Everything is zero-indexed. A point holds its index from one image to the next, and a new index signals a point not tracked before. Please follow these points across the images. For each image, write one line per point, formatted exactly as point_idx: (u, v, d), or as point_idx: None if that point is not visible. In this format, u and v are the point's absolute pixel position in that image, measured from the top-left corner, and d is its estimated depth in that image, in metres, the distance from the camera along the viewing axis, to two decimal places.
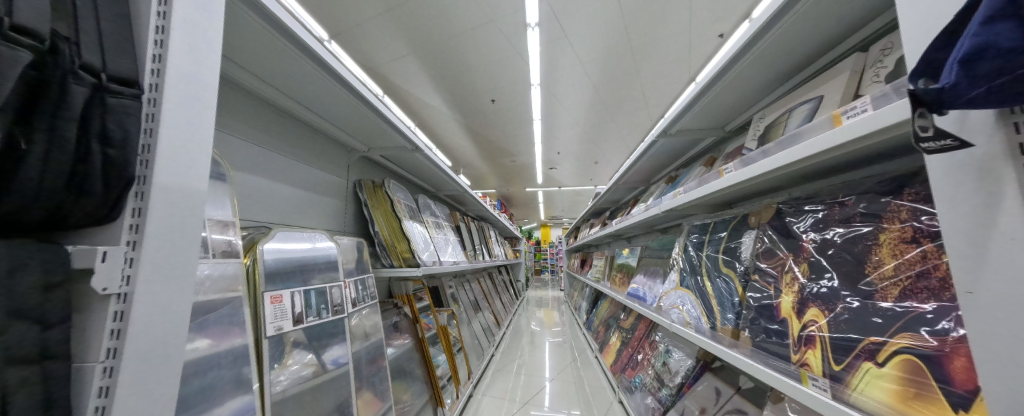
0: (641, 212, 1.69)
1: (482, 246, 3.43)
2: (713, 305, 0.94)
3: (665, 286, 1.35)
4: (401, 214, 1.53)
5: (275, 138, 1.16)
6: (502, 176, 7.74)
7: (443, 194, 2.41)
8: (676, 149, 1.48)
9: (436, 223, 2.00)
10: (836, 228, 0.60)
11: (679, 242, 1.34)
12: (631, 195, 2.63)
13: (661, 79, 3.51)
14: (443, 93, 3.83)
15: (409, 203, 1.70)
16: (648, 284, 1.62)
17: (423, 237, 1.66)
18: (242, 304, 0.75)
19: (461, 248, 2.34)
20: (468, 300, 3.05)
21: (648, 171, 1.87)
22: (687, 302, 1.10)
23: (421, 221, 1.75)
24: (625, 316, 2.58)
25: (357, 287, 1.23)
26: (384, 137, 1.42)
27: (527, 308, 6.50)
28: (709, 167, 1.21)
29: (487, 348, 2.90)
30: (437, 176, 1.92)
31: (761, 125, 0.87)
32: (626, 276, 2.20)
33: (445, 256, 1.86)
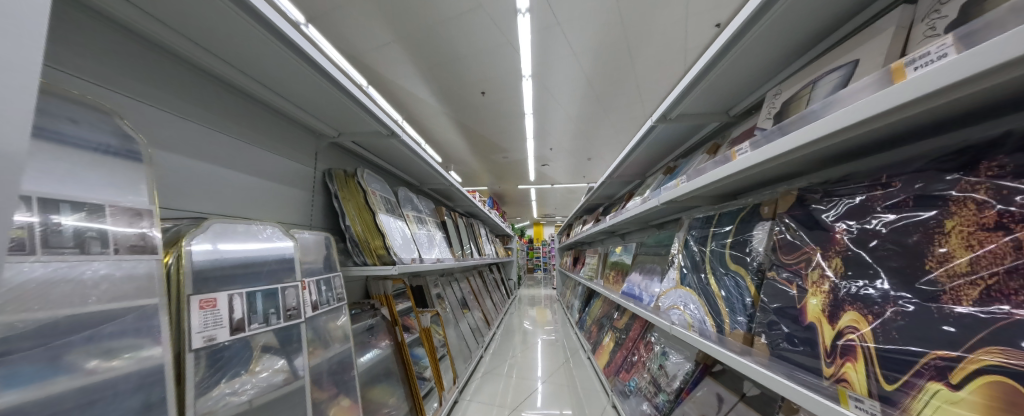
0: (636, 206, 1.58)
1: (471, 243, 3.30)
2: (720, 306, 0.85)
3: (664, 284, 1.25)
4: (376, 207, 1.38)
5: (231, 123, 1.01)
6: (494, 173, 7.61)
7: (427, 188, 2.27)
8: (674, 137, 1.38)
9: (418, 218, 1.85)
10: (879, 214, 0.49)
11: (679, 237, 1.24)
12: (626, 190, 2.53)
13: (656, 71, 3.43)
14: (431, 84, 3.67)
15: (387, 195, 1.55)
16: (644, 282, 1.53)
17: (401, 232, 1.51)
18: (155, 313, 0.59)
19: (446, 245, 2.21)
20: (456, 300, 2.93)
21: (644, 163, 1.77)
22: (690, 302, 1.00)
23: (400, 215, 1.60)
24: (618, 315, 2.49)
25: (320, 288, 1.09)
26: (358, 124, 1.27)
27: (519, 307, 6.41)
28: (713, 155, 1.10)
29: (475, 350, 2.78)
30: (419, 167, 1.77)
31: (777, 102, 0.76)
32: (620, 274, 2.09)
33: (427, 253, 1.72)
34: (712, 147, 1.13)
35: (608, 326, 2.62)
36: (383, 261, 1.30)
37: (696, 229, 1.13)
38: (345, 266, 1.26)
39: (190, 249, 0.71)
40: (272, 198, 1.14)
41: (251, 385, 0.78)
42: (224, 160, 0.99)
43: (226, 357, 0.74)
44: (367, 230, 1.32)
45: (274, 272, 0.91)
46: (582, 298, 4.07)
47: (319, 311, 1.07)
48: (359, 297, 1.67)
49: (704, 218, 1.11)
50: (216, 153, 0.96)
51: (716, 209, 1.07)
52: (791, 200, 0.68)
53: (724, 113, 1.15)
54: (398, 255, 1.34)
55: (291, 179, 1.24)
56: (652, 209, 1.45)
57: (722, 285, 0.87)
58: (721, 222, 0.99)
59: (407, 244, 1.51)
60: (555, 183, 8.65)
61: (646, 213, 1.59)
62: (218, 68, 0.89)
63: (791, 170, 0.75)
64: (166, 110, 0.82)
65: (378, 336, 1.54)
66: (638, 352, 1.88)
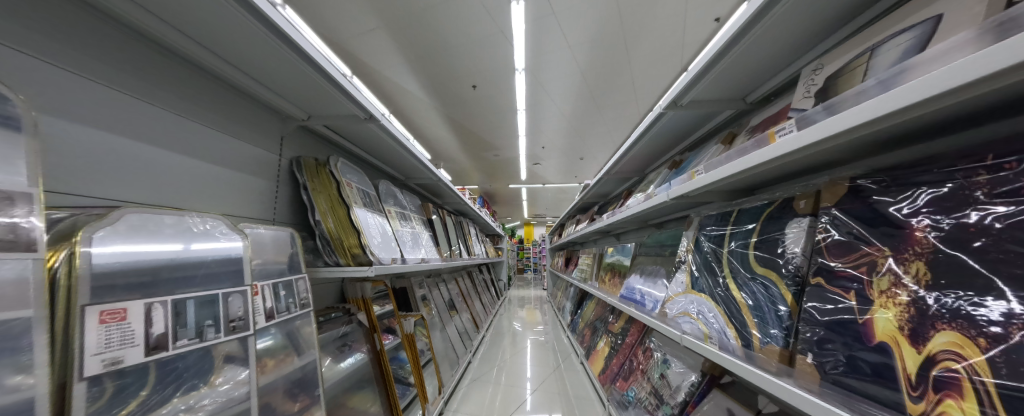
0: (639, 203, 1.45)
1: (460, 242, 3.14)
2: (745, 316, 0.74)
3: (670, 288, 1.15)
4: (352, 200, 1.21)
5: (178, 97, 0.85)
6: (484, 171, 7.44)
7: (412, 183, 2.11)
8: (682, 128, 1.27)
9: (401, 215, 1.68)
10: (989, 206, 0.38)
11: (688, 237, 1.14)
12: (622, 188, 2.43)
13: (652, 67, 3.37)
14: (420, 75, 3.49)
15: (365, 187, 1.37)
16: (646, 284, 1.42)
17: (381, 229, 1.34)
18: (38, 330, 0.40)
19: (432, 244, 2.04)
20: (444, 302, 2.77)
21: (646, 157, 1.66)
22: (705, 310, 0.90)
23: (380, 210, 1.43)
24: (613, 319, 2.39)
25: (277, 293, 0.91)
26: (331, 105, 1.12)
27: (508, 308, 6.27)
28: (728, 145, 1.00)
29: (463, 356, 2.63)
30: (402, 159, 1.61)
31: (818, 79, 0.65)
32: (619, 275, 1.98)
33: (410, 253, 1.55)
34: (729, 136, 1.02)
35: (603, 330, 2.52)
36: (357, 261, 1.13)
37: (710, 228, 1.03)
38: (311, 266, 1.08)
39: (87, 251, 0.53)
40: (227, 188, 0.98)
41: (212, 400, 0.66)
42: (171, 141, 0.82)
43: (177, 373, 0.62)
44: (341, 226, 1.15)
45: (215, 276, 0.73)
46: (574, 300, 3.97)
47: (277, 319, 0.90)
48: (333, 300, 1.48)
49: (719, 215, 1.01)
50: (159, 131, 0.79)
51: (733, 205, 0.96)
52: (843, 191, 0.57)
53: (741, 100, 1.06)
54: (377, 255, 1.18)
55: (251, 166, 1.07)
56: (657, 207, 1.33)
57: (746, 291, 0.77)
58: (741, 219, 0.88)
59: (388, 243, 1.35)
60: (546, 183, 8.56)
61: (648, 210, 1.47)
62: (151, 26, 0.72)
63: (836, 156, 0.65)
64: (83, 73, 0.66)
65: (354, 345, 1.37)
66: (635, 360, 1.79)
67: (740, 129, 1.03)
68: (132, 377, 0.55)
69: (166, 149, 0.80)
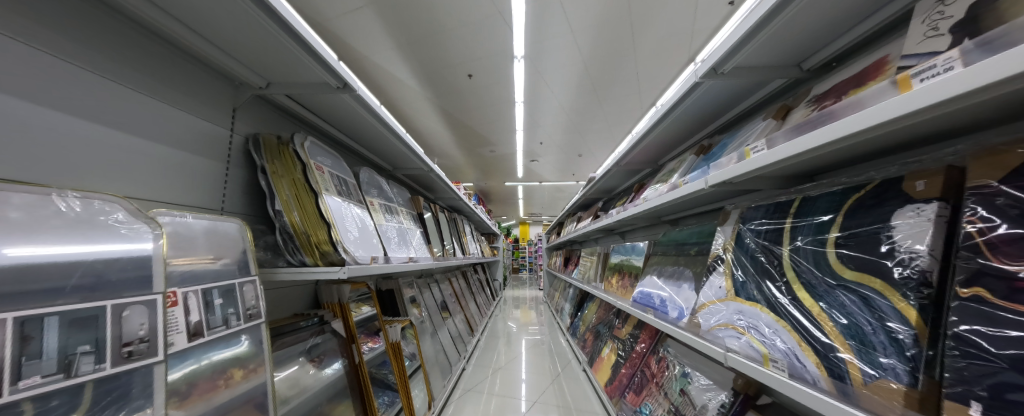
0: (660, 194, 1.26)
1: (454, 240, 2.94)
2: (832, 336, 0.57)
3: (702, 293, 0.97)
4: (321, 187, 0.98)
5: (57, 36, 0.59)
6: (480, 168, 7.24)
7: (398, 171, 1.89)
8: (715, 105, 1.09)
9: (386, 207, 1.46)
10: None
11: (726, 232, 0.97)
12: (630, 182, 2.25)
13: (659, 55, 3.21)
14: (412, 63, 3.27)
15: (340, 173, 1.15)
16: (668, 288, 1.24)
17: (359, 222, 1.12)
18: None
19: (422, 241, 1.83)
20: (436, 305, 2.57)
21: (665, 143, 1.47)
22: (760, 324, 0.73)
23: (359, 201, 1.21)
24: (620, 323, 2.22)
25: (211, 304, 0.64)
26: (291, 69, 0.88)
27: (503, 309, 6.10)
28: (782, 121, 0.82)
29: (456, 362, 2.44)
30: (384, 141, 1.39)
31: (958, 12, 0.48)
32: (631, 276, 1.79)
33: (394, 252, 1.34)
34: (782, 109, 0.85)
35: (608, 336, 2.35)
36: (327, 260, 0.91)
37: (756, 221, 0.85)
38: (263, 267, 0.85)
39: None
40: (161, 169, 0.75)
41: None
42: (78, 102, 0.61)
43: (118, 391, 0.45)
44: (308, 217, 0.92)
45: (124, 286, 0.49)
46: (573, 302, 3.80)
47: (207, 339, 0.62)
48: (305, 306, 1.25)
49: (771, 204, 0.83)
50: (54, 85, 0.58)
51: (793, 194, 0.78)
52: (1018, 160, 0.39)
53: (795, 68, 0.88)
54: (353, 253, 0.97)
55: (195, 143, 0.84)
56: (685, 199, 1.14)
57: (829, 302, 0.60)
58: (810, 209, 0.71)
59: (368, 238, 1.14)
60: (543, 181, 8.39)
61: (669, 204, 1.29)
62: None
63: (977, 114, 0.47)
64: None
65: (326, 359, 1.14)
66: (648, 372, 1.62)
67: (794, 102, 0.85)
68: (62, 397, 0.40)
69: (68, 108, 0.59)
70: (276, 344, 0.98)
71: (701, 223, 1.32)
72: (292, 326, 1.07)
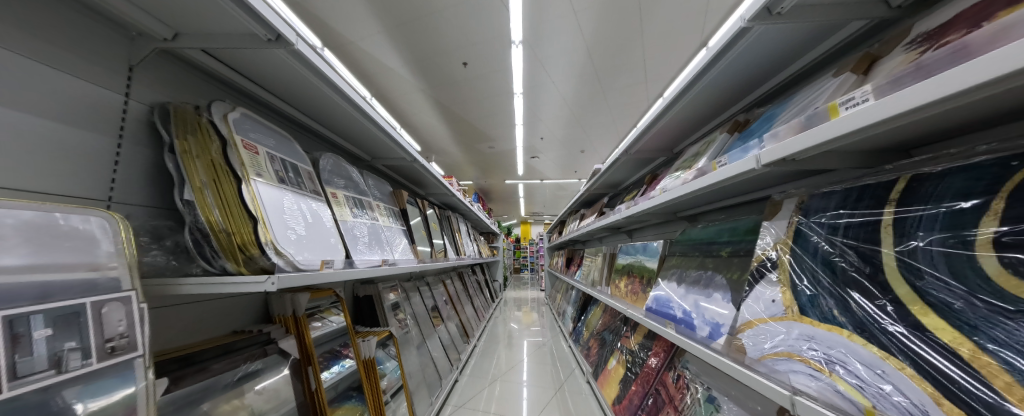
0: (682, 182, 1.02)
1: (447, 240, 2.72)
2: (1014, 400, 0.34)
3: (745, 306, 0.75)
4: (250, 171, 0.75)
5: None
6: (478, 165, 7.00)
7: (376, 161, 1.66)
8: (759, 65, 0.85)
9: (355, 201, 1.23)
10: None
11: (776, 227, 0.74)
12: (639, 174, 2.01)
13: (668, 38, 2.97)
14: (402, 49, 3.06)
15: (287, 157, 0.92)
16: (693, 297, 1.01)
17: (310, 217, 0.89)
18: None
19: (405, 241, 1.61)
20: (425, 311, 2.34)
21: (685, 122, 1.24)
22: (851, 360, 0.49)
23: (314, 192, 0.99)
24: (630, 332, 2.00)
25: (34, 336, 0.42)
26: (198, 16, 0.64)
27: (503, 310, 5.89)
28: (870, 74, 0.59)
29: (448, 374, 2.22)
30: (349, 120, 1.16)
31: None
32: (642, 279, 1.56)
33: (362, 254, 1.11)
34: (864, 60, 0.62)
35: (616, 346, 2.12)
36: (253, 268, 0.69)
37: (829, 213, 0.62)
38: (149, 278, 0.61)
39: None
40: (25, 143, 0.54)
41: None
42: None
43: None
44: (229, 209, 0.69)
45: None
46: (576, 305, 3.56)
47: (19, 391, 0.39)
48: (250, 321, 1.03)
49: (851, 188, 0.60)
50: None
51: (891, 171, 0.55)
52: None
53: (879, 7, 0.64)
54: (292, 256, 0.75)
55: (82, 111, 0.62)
56: (719, 188, 0.91)
57: (997, 341, 0.37)
58: (928, 192, 0.47)
59: (323, 237, 0.91)
60: (544, 178, 8.15)
61: (693, 196, 1.05)
62: None
63: None
64: None
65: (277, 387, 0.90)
66: (665, 393, 1.38)
67: (881, 50, 0.62)
68: None
69: None
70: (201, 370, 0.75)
71: (731, 218, 1.09)
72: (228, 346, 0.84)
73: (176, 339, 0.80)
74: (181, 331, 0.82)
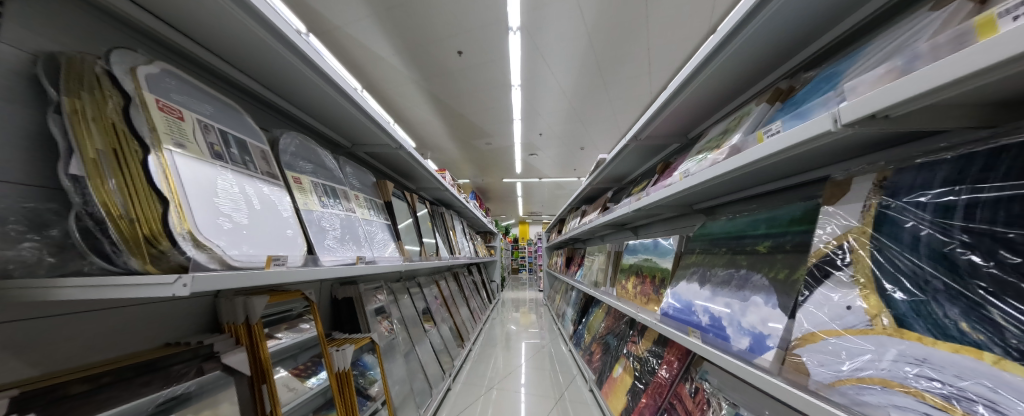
0: (710, 162, 0.86)
1: (440, 238, 2.55)
2: None
3: (804, 314, 0.58)
4: (164, 137, 0.58)
5: None
6: (475, 163, 6.82)
7: (356, 147, 1.49)
8: (813, 12, 0.68)
9: (325, 189, 1.05)
10: None
11: (841, 214, 0.58)
12: (647, 164, 1.85)
13: (673, 23, 2.82)
14: (392, 35, 2.88)
15: (227, 128, 0.74)
16: (724, 301, 0.84)
17: (256, 202, 0.72)
18: None
19: (388, 237, 1.44)
20: (415, 314, 2.17)
21: (706, 95, 1.08)
22: (1007, 399, 0.32)
23: (267, 174, 0.81)
24: (638, 338, 1.84)
25: None
26: None
27: (501, 311, 5.73)
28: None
29: (439, 383, 2.06)
30: (317, 92, 1.00)
31: None
32: (655, 280, 1.40)
33: (330, 250, 0.93)
34: None
35: (623, 351, 1.96)
36: (164, 267, 0.51)
37: (935, 190, 0.45)
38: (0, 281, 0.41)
39: None
40: None
41: None
42: None
43: None
44: (133, 184, 0.51)
45: None
46: (577, 307, 3.40)
47: None
48: (193, 331, 0.84)
49: (966, 154, 0.43)
50: None
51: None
52: None
53: None
54: (223, 249, 0.58)
55: None
56: (760, 167, 0.74)
57: None
58: None
59: (274, 228, 0.74)
60: (542, 176, 7.97)
61: (721, 181, 0.89)
62: None
63: None
64: None
65: (226, 412, 0.71)
66: (682, 408, 1.22)
67: None
68: None
69: None
70: (133, 391, 0.59)
71: (765, 206, 0.93)
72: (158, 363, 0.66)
73: (75, 358, 0.62)
74: (84, 348, 0.64)
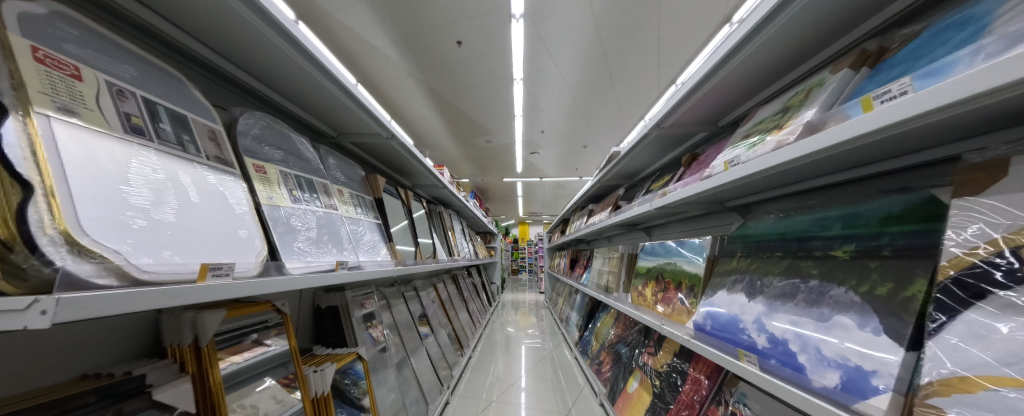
0: (772, 145, 0.68)
1: (438, 240, 2.38)
2: None
3: (946, 350, 0.41)
4: (39, 97, 0.39)
5: None
6: (474, 161, 6.64)
7: (342, 135, 1.32)
8: None
9: (299, 181, 0.87)
10: None
11: (995, 208, 0.41)
12: (665, 159, 1.69)
13: (685, 12, 2.68)
14: (387, 23, 2.71)
15: (155, 97, 0.57)
16: (792, 319, 0.67)
17: (193, 193, 0.55)
18: None
19: (378, 238, 1.26)
20: (410, 321, 2.00)
21: (750, 71, 0.92)
22: None
23: (216, 160, 0.64)
24: (656, 350, 1.67)
25: None
26: None
27: (502, 314, 5.57)
28: None
29: (437, 396, 1.89)
30: (288, 64, 0.82)
31: None
32: (680, 287, 1.23)
33: (299, 254, 0.76)
34: None
35: (637, 363, 1.79)
36: (35, 286, 0.32)
37: None
38: None
39: None
40: None
41: None
42: None
43: None
44: None
45: None
46: (582, 312, 3.24)
47: None
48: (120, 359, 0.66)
49: None
50: None
51: None
52: None
53: None
54: (127, 256, 0.41)
55: None
56: (849, 148, 0.57)
57: None
58: None
59: (218, 227, 0.57)
60: (543, 176, 7.81)
61: (781, 170, 0.72)
62: None
63: None
64: None
65: None
66: None
67: None
68: None
69: None
70: None
71: (833, 202, 0.76)
72: (68, 405, 0.50)
73: None
74: None
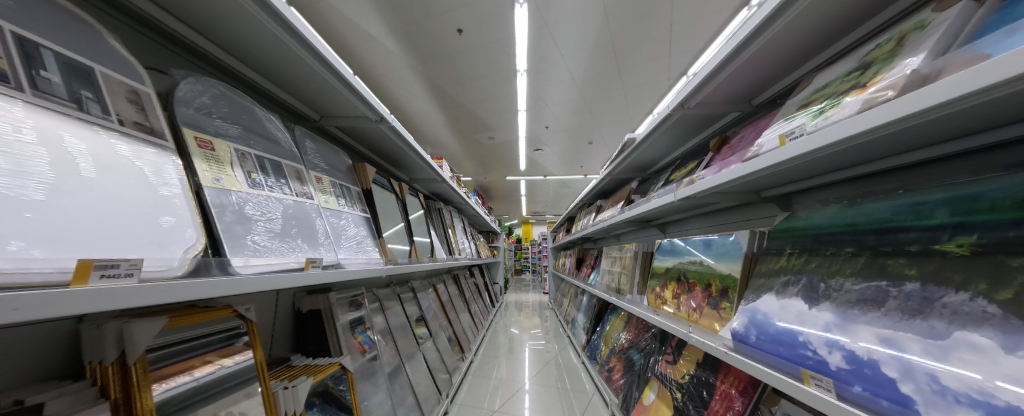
0: (859, 106, 0.52)
1: (437, 238, 2.24)
2: None
3: None
4: None
5: None
6: (476, 159, 6.50)
7: (325, 119, 1.18)
8: None
9: (261, 162, 0.73)
10: None
11: None
12: (685, 148, 1.53)
13: None
14: (383, 10, 2.58)
15: (37, 37, 0.41)
16: (883, 336, 0.52)
17: (84, 166, 0.40)
18: None
19: (364, 234, 1.12)
20: (406, 325, 1.86)
21: (807, 29, 0.76)
22: None
23: (136, 126, 0.50)
24: (675, 358, 1.51)
25: None
26: None
27: (505, 315, 5.42)
28: None
29: (435, 407, 1.75)
30: (247, 23, 0.68)
31: None
32: (709, 289, 1.07)
33: (252, 250, 0.61)
34: None
35: (653, 372, 1.63)
36: None
37: None
38: None
39: None
40: None
41: None
42: None
43: None
44: None
45: None
46: (590, 314, 3.08)
47: None
48: (24, 381, 0.52)
49: None
50: None
51: None
52: None
53: None
54: None
55: None
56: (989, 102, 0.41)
57: None
58: None
59: (126, 211, 0.42)
60: (547, 174, 7.65)
61: (862, 142, 0.56)
62: None
63: None
64: None
65: None
66: None
67: None
68: None
69: None
70: None
71: (925, 182, 0.60)
72: None
73: None
74: None
